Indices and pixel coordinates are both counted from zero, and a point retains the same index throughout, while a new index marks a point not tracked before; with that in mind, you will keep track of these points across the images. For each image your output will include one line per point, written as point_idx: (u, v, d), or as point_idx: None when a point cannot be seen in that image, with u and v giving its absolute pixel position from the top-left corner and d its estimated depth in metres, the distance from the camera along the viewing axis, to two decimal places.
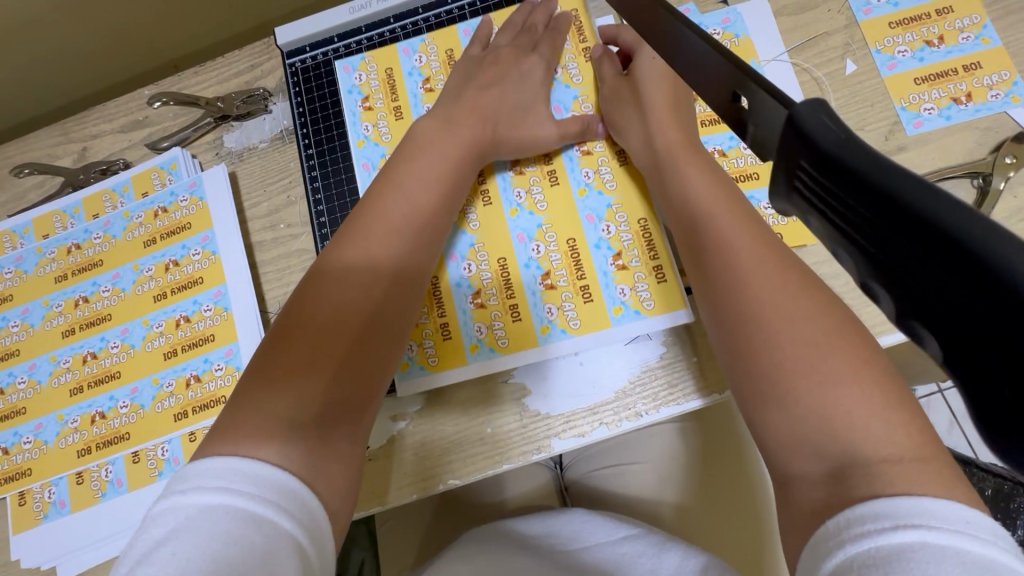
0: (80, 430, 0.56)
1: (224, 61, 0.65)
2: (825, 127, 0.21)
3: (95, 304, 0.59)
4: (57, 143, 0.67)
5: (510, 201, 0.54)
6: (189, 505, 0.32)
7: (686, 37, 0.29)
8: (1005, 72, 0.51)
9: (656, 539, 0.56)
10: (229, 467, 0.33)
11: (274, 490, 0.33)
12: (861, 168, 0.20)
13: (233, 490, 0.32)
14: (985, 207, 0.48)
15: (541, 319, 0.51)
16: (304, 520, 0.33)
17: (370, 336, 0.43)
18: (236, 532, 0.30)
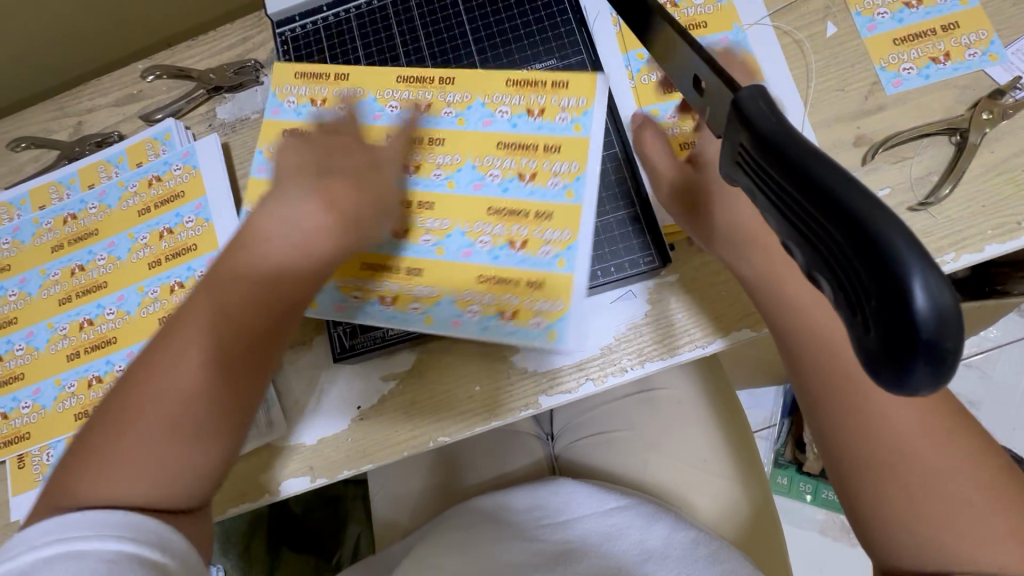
0: (78, 394, 0.57)
1: (216, 34, 0.66)
2: (763, 112, 0.23)
3: (91, 272, 0.60)
4: (53, 117, 0.68)
5: (424, 253, 0.52)
6: (31, 561, 0.33)
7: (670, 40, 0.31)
8: (982, 31, 0.52)
9: (646, 510, 0.58)
10: (58, 521, 0.35)
11: (111, 527, 0.35)
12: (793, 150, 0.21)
13: (70, 536, 0.34)
14: (962, 162, 0.49)
15: (509, 262, 0.50)
16: (149, 541, 0.35)
17: (259, 338, 0.42)
18: (99, 568, 0.33)
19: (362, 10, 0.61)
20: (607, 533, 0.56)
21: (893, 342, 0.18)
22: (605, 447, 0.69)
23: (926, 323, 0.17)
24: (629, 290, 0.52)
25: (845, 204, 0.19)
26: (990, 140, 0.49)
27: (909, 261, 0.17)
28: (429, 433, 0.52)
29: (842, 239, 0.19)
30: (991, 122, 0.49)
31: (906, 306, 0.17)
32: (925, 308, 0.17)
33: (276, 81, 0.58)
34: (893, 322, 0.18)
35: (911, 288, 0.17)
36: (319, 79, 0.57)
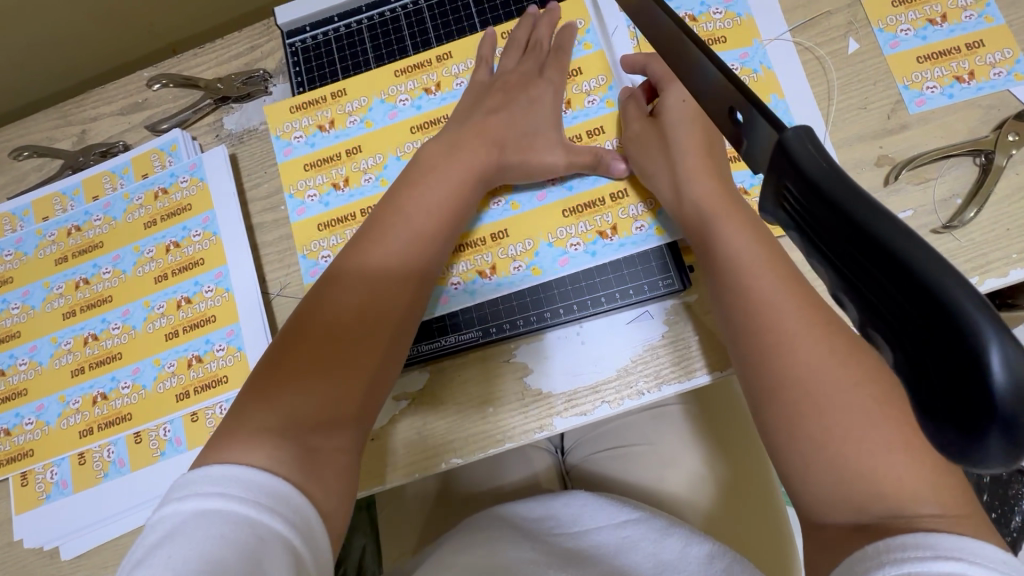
0: (82, 411, 0.56)
1: (223, 42, 0.65)
2: (811, 155, 0.22)
3: (95, 286, 0.59)
4: (56, 126, 0.66)
5: (499, 283, 0.52)
6: (186, 510, 0.33)
7: (701, 66, 0.29)
8: (1008, 50, 0.51)
9: (658, 524, 0.57)
10: (224, 474, 0.35)
11: (267, 495, 0.35)
12: (839, 197, 0.20)
13: (229, 495, 0.34)
14: (987, 184, 0.48)
15: (615, 252, 0.51)
16: (301, 528, 0.35)
17: (380, 326, 0.44)
18: (231, 536, 0.32)
19: (373, 21, 0.60)
20: (618, 544, 0.55)
21: (967, 412, 0.17)
22: (617, 464, 0.68)
23: (1002, 398, 0.16)
24: (646, 310, 0.51)
25: (905, 259, 0.18)
26: (1015, 162, 0.48)
27: (985, 327, 0.16)
28: (441, 455, 0.51)
29: (904, 298, 0.18)
30: (1017, 144, 0.48)
31: (980, 374, 0.16)
32: (1004, 380, 0.16)
33: (274, 122, 0.58)
34: (967, 391, 0.17)
35: (987, 355, 0.16)
36: (318, 104, 0.57)
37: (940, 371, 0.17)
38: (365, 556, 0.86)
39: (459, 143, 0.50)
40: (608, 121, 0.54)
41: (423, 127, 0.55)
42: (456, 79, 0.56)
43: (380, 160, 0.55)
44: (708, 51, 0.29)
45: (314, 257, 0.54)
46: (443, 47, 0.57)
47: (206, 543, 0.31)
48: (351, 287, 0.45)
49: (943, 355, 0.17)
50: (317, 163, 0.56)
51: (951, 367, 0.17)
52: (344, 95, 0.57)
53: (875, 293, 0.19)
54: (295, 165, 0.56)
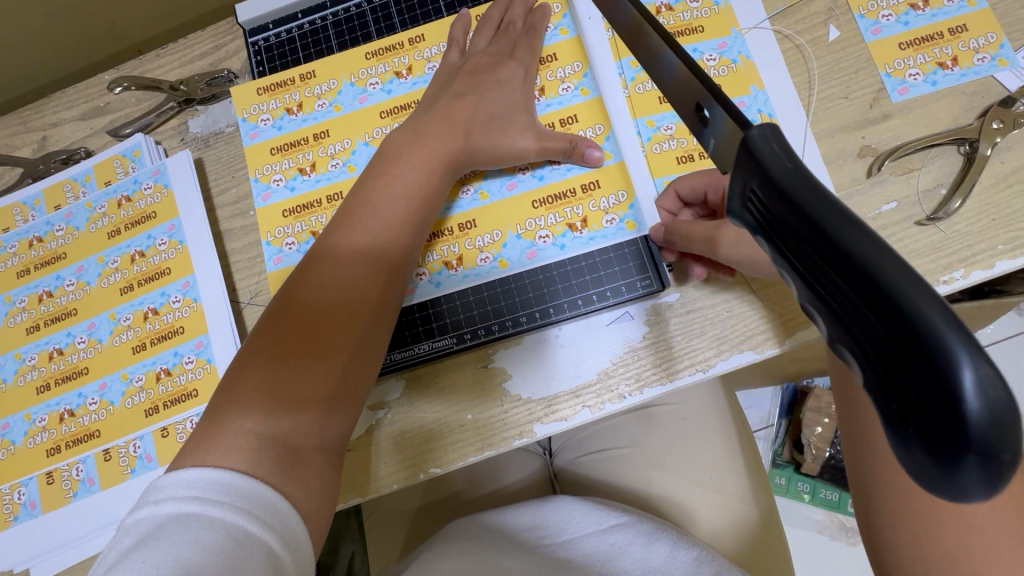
0: (49, 428, 0.54)
1: (186, 42, 0.62)
2: (775, 155, 0.21)
3: (59, 299, 0.57)
4: (16, 132, 0.64)
5: (467, 275, 0.50)
6: (161, 514, 0.32)
7: (671, 62, 0.28)
8: (992, 34, 0.49)
9: (646, 528, 0.56)
10: (200, 477, 0.33)
11: (246, 499, 0.33)
12: (803, 199, 0.19)
13: (206, 498, 0.32)
14: (972, 173, 0.47)
15: (583, 245, 0.49)
16: (280, 529, 0.33)
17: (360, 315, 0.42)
18: (206, 539, 0.30)
19: (339, 17, 0.58)
20: (607, 552, 0.54)
21: (937, 436, 0.16)
22: (605, 465, 0.67)
23: (977, 427, 0.15)
24: (627, 312, 0.49)
25: (871, 268, 0.17)
26: (1000, 150, 0.47)
27: (958, 345, 0.15)
28: (420, 465, 0.49)
29: (869, 312, 0.17)
30: (1002, 132, 0.47)
31: (951, 397, 0.15)
32: (975, 403, 0.15)
33: (240, 104, 0.56)
34: (935, 417, 0.15)
35: (958, 373, 0.15)
36: (285, 87, 0.55)
37: (910, 392, 0.16)
38: (354, 562, 0.84)
39: (423, 135, 0.48)
40: (581, 109, 0.51)
41: (392, 111, 0.53)
42: (428, 61, 0.54)
43: (348, 146, 0.53)
44: (676, 47, 0.27)
45: (278, 243, 0.52)
46: (415, 29, 0.55)
47: (177, 548, 0.30)
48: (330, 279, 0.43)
49: (914, 373, 0.16)
50: (284, 147, 0.54)
51: (920, 387, 0.16)
52: (313, 78, 0.55)
53: (843, 304, 0.18)
54: (261, 148, 0.54)
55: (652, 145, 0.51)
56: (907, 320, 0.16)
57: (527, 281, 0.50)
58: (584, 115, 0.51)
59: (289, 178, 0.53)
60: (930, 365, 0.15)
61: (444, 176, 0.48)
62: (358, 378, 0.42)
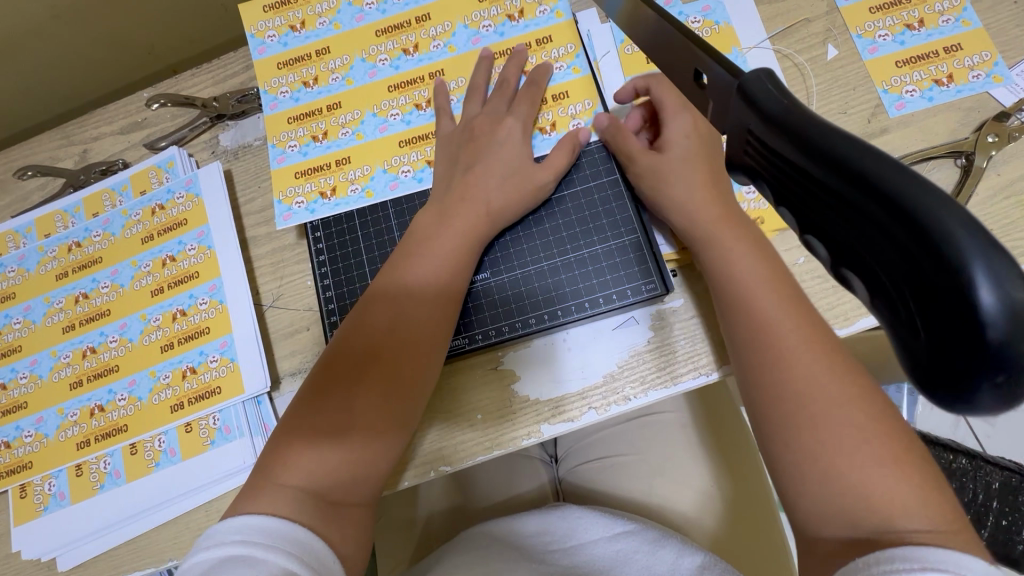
0: (80, 423, 0.57)
1: (219, 62, 0.67)
2: (770, 94, 0.22)
3: (94, 301, 0.60)
4: (59, 146, 0.68)
5: None
6: (213, 557, 0.36)
7: (670, 31, 0.28)
8: (986, 53, 0.51)
9: (650, 536, 0.57)
10: (246, 523, 0.37)
11: (287, 542, 0.37)
12: (802, 129, 0.20)
13: (251, 542, 0.36)
14: (967, 185, 0.48)
15: (597, 246, 0.52)
16: (318, 567, 0.37)
17: (409, 343, 0.46)
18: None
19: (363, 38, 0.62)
20: (613, 558, 0.55)
21: (942, 367, 0.18)
22: (609, 473, 0.68)
23: (990, 320, 0.16)
24: (632, 316, 0.51)
25: (882, 186, 0.18)
26: (997, 163, 0.49)
27: (965, 246, 0.16)
28: (431, 464, 0.51)
29: (884, 232, 0.18)
30: (997, 145, 0.48)
31: (966, 304, 0.16)
32: (992, 306, 0.16)
33: (271, 131, 0.60)
34: (938, 313, 0.17)
35: (972, 289, 0.16)
36: (314, 116, 0.59)
37: (909, 293, 0.18)
38: None
39: None
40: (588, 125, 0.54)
41: (411, 141, 0.58)
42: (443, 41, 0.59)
43: (367, 172, 0.57)
44: (669, 17, 0.28)
45: (288, 201, 0.57)
46: (436, 63, 0.59)
47: None
48: (382, 311, 0.47)
49: (916, 286, 0.18)
50: (307, 171, 0.58)
51: (919, 294, 0.18)
52: (339, 108, 0.59)
53: (843, 232, 0.20)
54: (286, 171, 0.58)
55: None
56: (922, 229, 0.17)
57: (537, 286, 0.52)
58: (576, 92, 0.55)
59: (311, 200, 0.57)
60: (932, 270, 0.17)
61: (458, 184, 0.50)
62: (394, 392, 0.45)
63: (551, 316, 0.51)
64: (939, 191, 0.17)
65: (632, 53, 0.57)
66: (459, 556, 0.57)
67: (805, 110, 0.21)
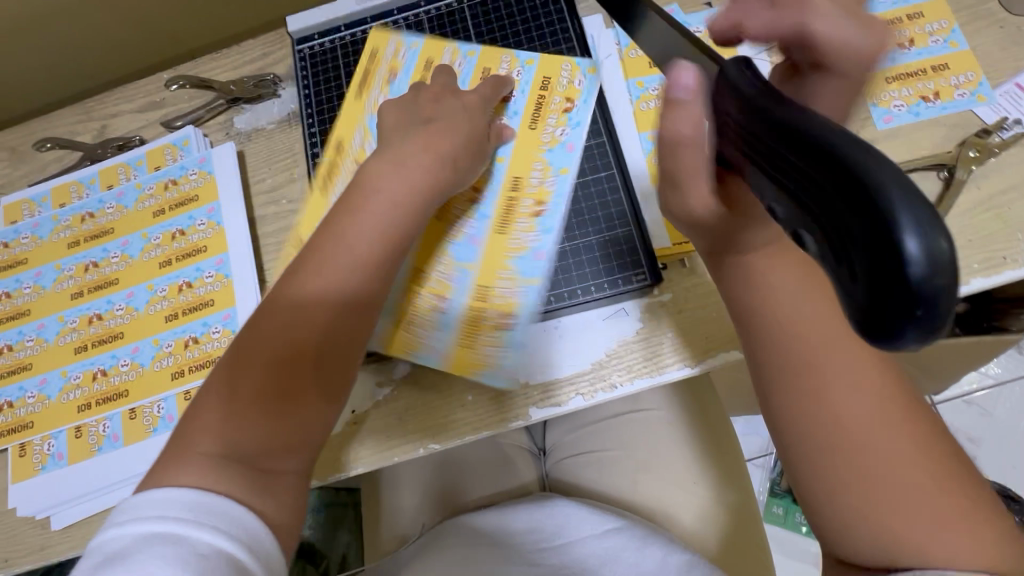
0: (82, 386, 0.59)
1: (239, 49, 0.69)
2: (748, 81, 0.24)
3: (104, 269, 0.62)
4: (79, 120, 0.71)
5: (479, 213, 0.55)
6: (130, 535, 0.34)
7: (661, 33, 0.30)
8: (971, 73, 0.54)
9: (638, 533, 0.58)
10: (159, 497, 0.35)
11: (212, 517, 0.35)
12: (772, 110, 0.22)
13: (169, 517, 0.34)
14: (950, 196, 0.50)
15: (592, 236, 0.55)
16: (241, 536, 0.35)
17: (363, 320, 0.45)
18: (173, 559, 0.32)
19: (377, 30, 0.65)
20: (603, 556, 0.56)
21: (873, 312, 0.18)
22: (595, 467, 0.70)
23: (917, 268, 0.17)
24: (623, 307, 0.53)
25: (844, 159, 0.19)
26: (977, 177, 0.51)
27: (899, 210, 0.17)
28: (421, 440, 0.53)
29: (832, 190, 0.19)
30: (978, 160, 0.50)
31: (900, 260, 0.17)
32: (916, 253, 0.17)
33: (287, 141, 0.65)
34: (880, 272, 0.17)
35: (901, 238, 0.17)
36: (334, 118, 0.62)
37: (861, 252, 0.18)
38: (348, 554, 0.88)
39: None
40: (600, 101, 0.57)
41: None
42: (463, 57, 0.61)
43: None
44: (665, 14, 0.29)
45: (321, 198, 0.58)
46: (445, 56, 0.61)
47: (145, 568, 0.32)
48: (321, 281, 0.44)
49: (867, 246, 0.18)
50: (334, 162, 0.60)
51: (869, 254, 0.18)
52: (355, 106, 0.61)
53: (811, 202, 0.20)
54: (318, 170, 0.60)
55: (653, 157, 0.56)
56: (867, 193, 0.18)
57: (529, 273, 0.53)
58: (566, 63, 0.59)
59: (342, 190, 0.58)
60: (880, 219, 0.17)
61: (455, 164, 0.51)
62: (328, 405, 0.44)
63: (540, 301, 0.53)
64: (885, 159, 0.18)
65: (636, 57, 0.59)
66: (449, 552, 0.59)
67: (782, 92, 0.22)
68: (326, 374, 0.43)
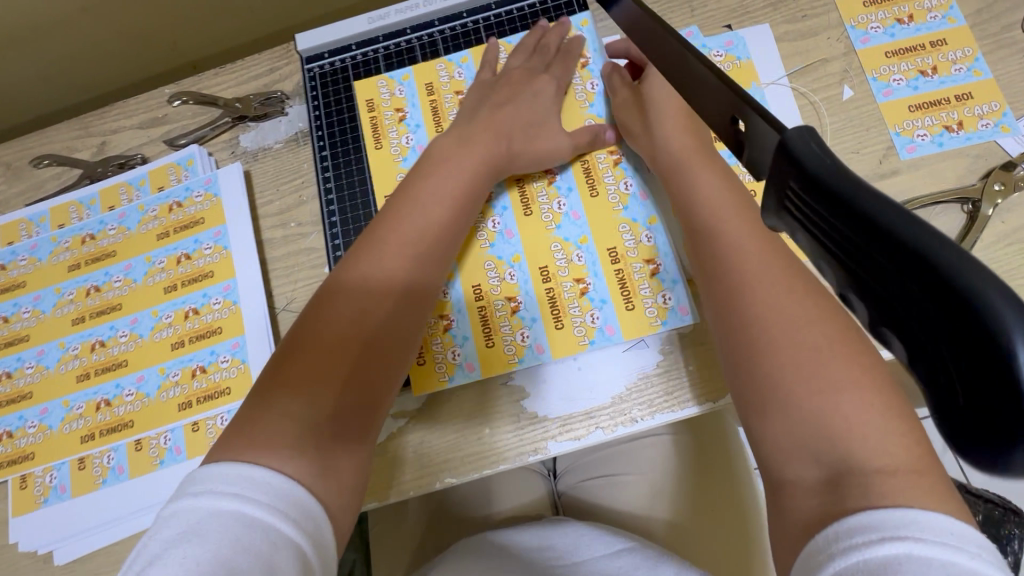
0: (85, 416, 0.57)
1: (243, 64, 0.67)
2: (814, 153, 0.22)
3: (106, 294, 0.60)
4: (77, 136, 0.68)
5: (544, 215, 0.56)
6: (201, 509, 0.33)
7: (702, 74, 0.30)
8: (995, 103, 0.53)
9: (652, 553, 0.57)
10: (238, 473, 0.34)
11: (281, 501, 0.34)
12: (847, 193, 0.21)
13: (244, 496, 0.33)
14: (975, 230, 0.49)
15: (647, 211, 0.55)
16: (311, 530, 0.34)
17: (412, 310, 0.47)
18: (245, 540, 0.31)
19: (390, 51, 0.63)
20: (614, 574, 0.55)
21: (982, 418, 0.18)
22: (610, 490, 0.69)
23: None
24: (642, 340, 0.52)
25: (935, 265, 0.18)
26: (1001, 211, 0.50)
27: (1010, 326, 0.17)
28: (437, 474, 0.52)
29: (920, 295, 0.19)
30: (1003, 194, 0.50)
31: (1010, 375, 0.17)
32: None
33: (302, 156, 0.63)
34: (988, 381, 0.17)
35: (1012, 352, 0.17)
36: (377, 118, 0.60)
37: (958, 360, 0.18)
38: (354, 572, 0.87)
39: (457, 176, 0.51)
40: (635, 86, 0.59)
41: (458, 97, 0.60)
42: (457, 66, 0.61)
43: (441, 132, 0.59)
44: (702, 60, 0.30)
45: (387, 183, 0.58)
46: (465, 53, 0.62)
47: (220, 546, 0.31)
48: (376, 274, 0.46)
49: (973, 358, 0.18)
50: (384, 145, 0.60)
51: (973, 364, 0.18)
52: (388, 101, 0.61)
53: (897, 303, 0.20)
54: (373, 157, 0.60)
55: None
56: (967, 305, 0.17)
57: (566, 290, 0.54)
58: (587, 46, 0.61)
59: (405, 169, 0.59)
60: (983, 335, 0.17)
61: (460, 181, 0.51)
62: (384, 403, 0.44)
63: (614, 292, 0.53)
64: (975, 263, 0.18)
65: None
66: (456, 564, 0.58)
67: (850, 173, 0.21)
68: (386, 353, 0.44)
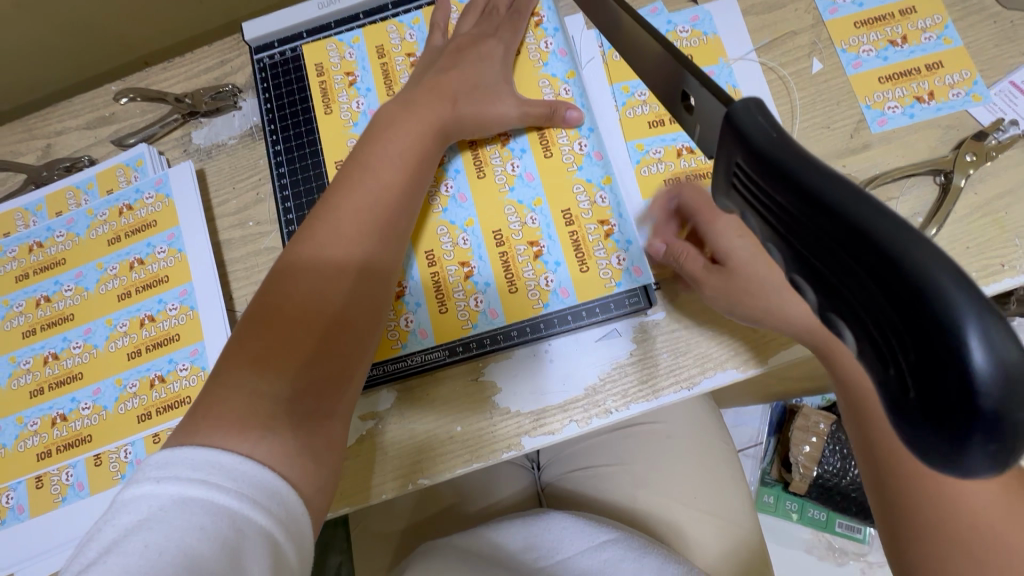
0: (40, 433, 0.55)
1: (192, 56, 0.64)
2: (760, 127, 0.20)
3: (57, 304, 0.57)
4: (20, 139, 0.65)
5: (497, 179, 0.54)
6: (164, 496, 0.30)
7: (642, 36, 0.29)
8: (966, 71, 0.52)
9: (636, 544, 0.56)
10: (205, 458, 0.32)
11: (252, 487, 0.32)
12: (792, 167, 0.19)
13: (210, 483, 0.31)
14: (948, 202, 0.48)
15: (603, 171, 0.53)
16: (284, 518, 0.33)
17: (372, 286, 0.44)
18: (210, 526, 0.29)
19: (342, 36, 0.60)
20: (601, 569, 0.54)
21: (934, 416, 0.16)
22: (595, 481, 0.68)
23: (984, 382, 0.15)
24: (614, 328, 0.51)
25: (884, 249, 0.16)
26: (974, 182, 0.49)
27: (960, 311, 0.15)
28: (409, 476, 0.50)
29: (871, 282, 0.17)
30: (975, 164, 0.49)
31: (963, 369, 0.15)
32: (985, 366, 0.15)
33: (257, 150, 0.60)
34: (934, 375, 0.16)
35: (964, 345, 0.15)
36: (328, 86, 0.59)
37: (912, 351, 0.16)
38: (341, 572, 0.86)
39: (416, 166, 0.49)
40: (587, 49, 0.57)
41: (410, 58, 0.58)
42: (409, 27, 0.59)
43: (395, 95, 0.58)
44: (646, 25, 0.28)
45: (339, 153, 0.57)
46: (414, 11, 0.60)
47: (183, 535, 0.29)
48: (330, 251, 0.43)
49: (922, 350, 0.16)
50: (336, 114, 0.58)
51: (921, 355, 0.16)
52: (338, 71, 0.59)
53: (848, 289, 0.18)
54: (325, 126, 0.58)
55: (642, 167, 0.54)
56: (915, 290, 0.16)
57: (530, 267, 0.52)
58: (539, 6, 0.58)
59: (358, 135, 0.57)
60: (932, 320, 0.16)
61: (412, 165, 0.48)
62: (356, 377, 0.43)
63: (568, 254, 0.51)
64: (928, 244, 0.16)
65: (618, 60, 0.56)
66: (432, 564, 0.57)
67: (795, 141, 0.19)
68: (346, 332, 0.42)
